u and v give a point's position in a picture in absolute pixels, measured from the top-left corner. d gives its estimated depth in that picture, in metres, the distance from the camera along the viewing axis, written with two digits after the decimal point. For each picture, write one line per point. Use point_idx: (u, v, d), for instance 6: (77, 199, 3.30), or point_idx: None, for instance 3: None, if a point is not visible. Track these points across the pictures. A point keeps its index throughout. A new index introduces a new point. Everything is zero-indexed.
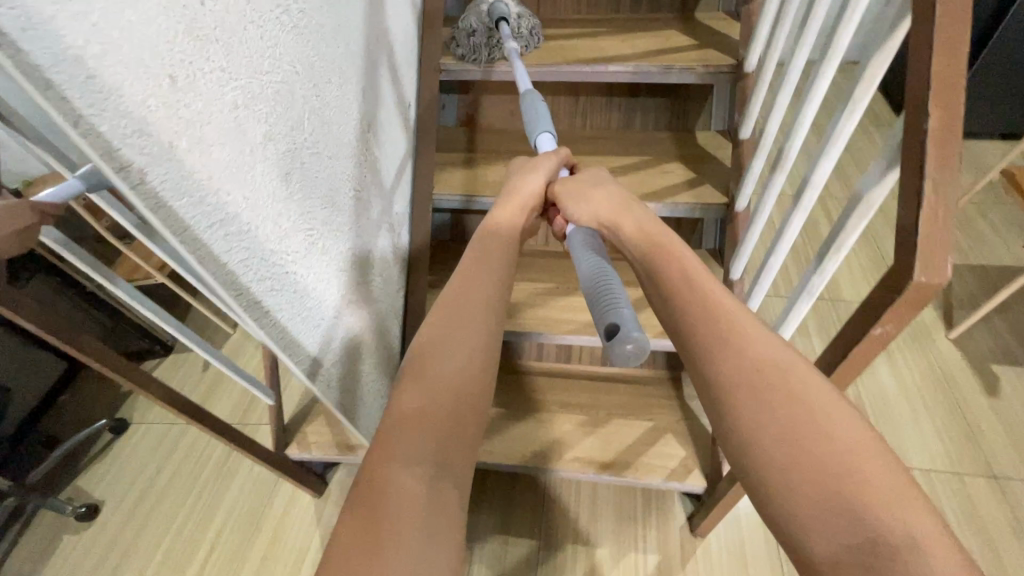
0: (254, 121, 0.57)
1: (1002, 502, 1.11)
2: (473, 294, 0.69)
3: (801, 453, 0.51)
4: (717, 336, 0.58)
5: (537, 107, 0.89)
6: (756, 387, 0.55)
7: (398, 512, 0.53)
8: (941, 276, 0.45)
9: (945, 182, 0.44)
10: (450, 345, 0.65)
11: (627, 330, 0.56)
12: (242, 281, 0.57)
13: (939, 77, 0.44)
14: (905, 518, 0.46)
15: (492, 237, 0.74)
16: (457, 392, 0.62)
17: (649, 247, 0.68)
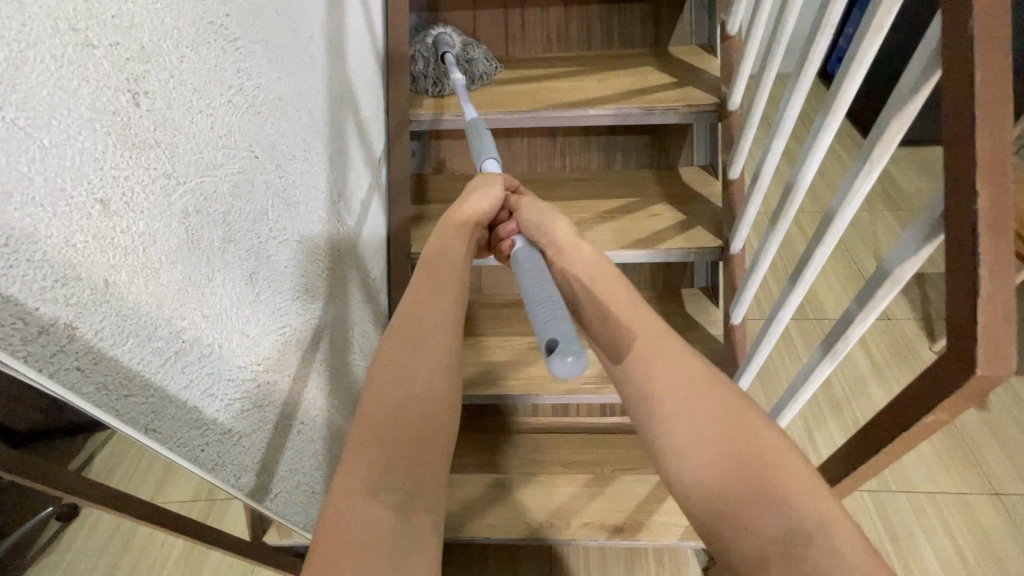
0: (210, 226, 0.49)
1: (1006, 520, 1.10)
2: (429, 307, 0.58)
3: (728, 459, 0.49)
4: (649, 358, 0.56)
5: (482, 133, 0.78)
6: (687, 389, 0.54)
7: (364, 543, 0.44)
8: (1005, 368, 0.41)
9: (1000, 269, 0.40)
10: (414, 355, 0.55)
11: (566, 341, 0.42)
12: (208, 414, 0.48)
13: (985, 153, 0.41)
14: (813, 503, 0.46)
15: (440, 254, 0.63)
16: (428, 416, 0.52)
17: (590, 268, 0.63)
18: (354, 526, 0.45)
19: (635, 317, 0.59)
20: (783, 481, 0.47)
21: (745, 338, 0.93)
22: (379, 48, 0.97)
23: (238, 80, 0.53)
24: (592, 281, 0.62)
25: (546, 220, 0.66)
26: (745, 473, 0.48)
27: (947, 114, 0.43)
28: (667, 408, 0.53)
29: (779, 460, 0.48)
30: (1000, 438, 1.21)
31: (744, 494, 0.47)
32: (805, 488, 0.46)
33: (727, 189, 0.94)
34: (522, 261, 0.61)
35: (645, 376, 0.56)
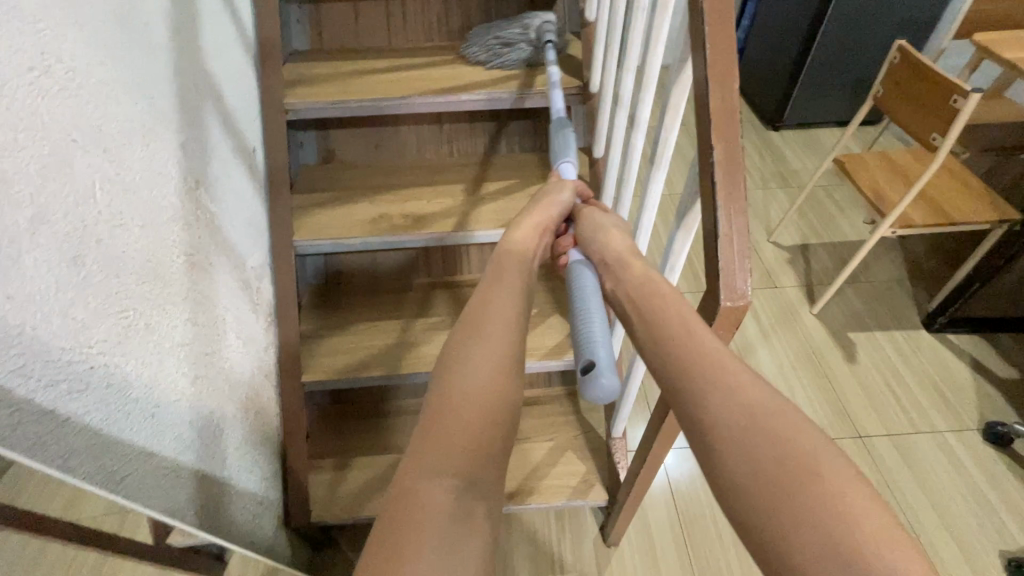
0: (12, 207, 0.49)
1: (868, 458, 1.23)
2: (501, 303, 0.67)
3: (794, 512, 0.46)
4: (710, 384, 0.55)
5: (565, 140, 0.89)
6: (750, 418, 0.52)
7: (425, 530, 0.49)
8: (743, 297, 0.48)
9: (734, 209, 0.47)
10: (475, 345, 0.62)
11: (601, 372, 0.62)
12: (21, 394, 0.49)
13: (718, 112, 0.48)
14: (901, 568, 0.42)
15: (508, 256, 0.73)
16: (489, 404, 0.58)
17: (640, 284, 0.68)
18: (424, 507, 0.51)
19: (689, 339, 0.59)
20: (871, 551, 0.43)
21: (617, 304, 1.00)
22: (249, 38, 0.97)
23: (43, 61, 0.53)
24: (637, 299, 0.67)
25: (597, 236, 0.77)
26: (825, 537, 0.44)
27: (695, 79, 0.50)
28: (729, 445, 0.51)
29: (859, 521, 0.44)
30: (865, 386, 1.35)
31: (822, 560, 0.43)
32: (883, 545, 0.43)
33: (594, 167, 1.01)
34: (578, 273, 0.76)
35: (703, 406, 0.54)
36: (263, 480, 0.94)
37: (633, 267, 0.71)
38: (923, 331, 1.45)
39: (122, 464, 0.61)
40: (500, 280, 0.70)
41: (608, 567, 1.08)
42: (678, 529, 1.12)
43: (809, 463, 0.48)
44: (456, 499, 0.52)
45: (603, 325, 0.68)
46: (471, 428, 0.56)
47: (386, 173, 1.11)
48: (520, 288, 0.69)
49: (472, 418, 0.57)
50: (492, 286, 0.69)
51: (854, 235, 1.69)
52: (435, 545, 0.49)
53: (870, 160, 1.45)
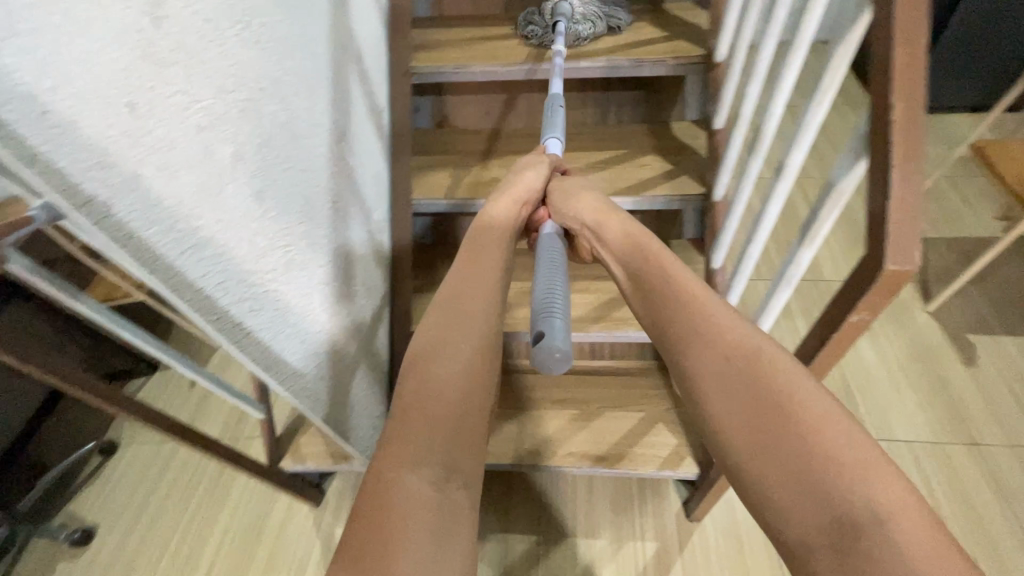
0: (222, 142, 0.56)
1: (983, 468, 1.14)
2: (472, 295, 0.72)
3: (768, 441, 0.56)
4: (697, 336, 0.64)
5: (557, 109, 0.92)
6: (731, 369, 0.60)
7: (406, 517, 0.52)
8: (912, 263, 0.46)
9: (910, 171, 0.46)
10: (451, 336, 0.67)
11: (551, 337, 0.57)
12: (220, 304, 0.57)
13: (902, 68, 0.46)
14: (868, 485, 0.50)
15: (483, 244, 0.78)
16: (464, 394, 0.62)
17: (627, 246, 0.76)
18: (401, 493, 0.54)
19: (677, 299, 0.68)
20: (832, 463, 0.52)
21: (725, 281, 0.98)
22: (382, 5, 1.02)
23: (245, 15, 0.59)
24: (628, 264, 0.75)
25: (569, 207, 0.83)
26: (793, 458, 0.54)
27: (874, 34, 0.48)
28: (713, 389, 0.61)
29: (823, 440, 0.53)
30: (985, 392, 1.24)
31: (791, 477, 0.53)
32: (853, 469, 0.51)
33: (712, 139, 0.99)
34: (548, 249, 0.79)
35: (689, 355, 0.64)
36: (375, 416, 1.02)
37: (611, 229, 0.78)
38: None
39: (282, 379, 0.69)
40: (475, 270, 0.75)
41: (689, 542, 1.09)
42: None
43: (788, 405, 0.56)
44: (437, 488, 0.55)
45: (565, 296, 0.64)
46: (447, 416, 0.60)
47: (496, 139, 1.15)
48: (494, 279, 0.74)
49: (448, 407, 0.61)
50: (466, 276, 0.74)
51: (982, 232, 1.54)
52: (422, 534, 0.52)
53: (1016, 147, 1.31)
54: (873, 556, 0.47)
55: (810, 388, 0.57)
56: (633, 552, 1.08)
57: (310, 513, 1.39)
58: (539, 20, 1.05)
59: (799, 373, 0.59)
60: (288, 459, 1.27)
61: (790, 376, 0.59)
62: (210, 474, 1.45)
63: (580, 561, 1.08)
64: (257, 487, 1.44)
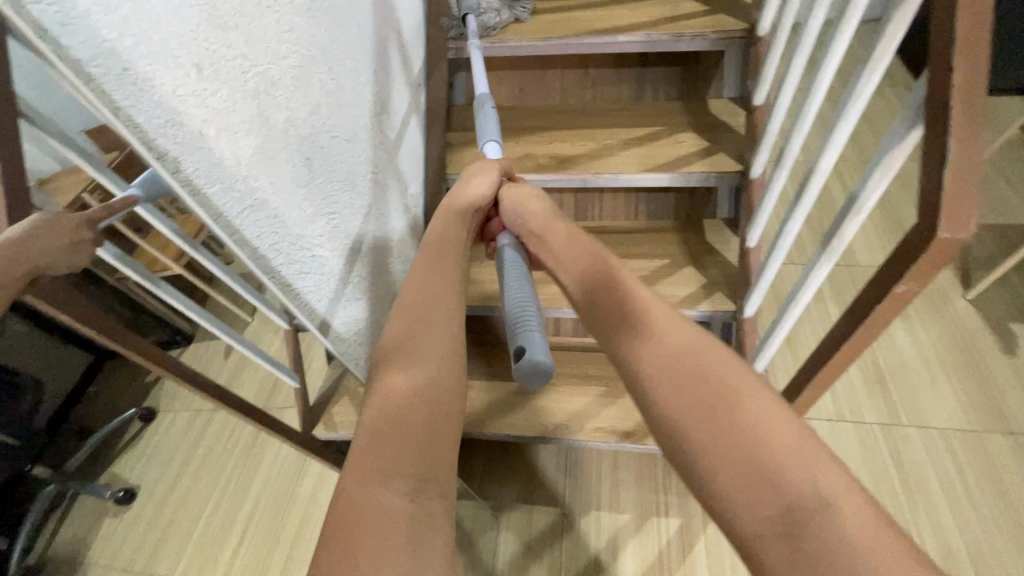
0: (276, 107, 0.58)
1: (1020, 458, 1.12)
2: (436, 298, 0.67)
3: (717, 440, 0.51)
4: (643, 336, 0.61)
5: (487, 113, 0.89)
6: (677, 367, 0.57)
7: (378, 528, 0.47)
8: (965, 231, 0.46)
9: (968, 138, 0.45)
10: (417, 334, 0.63)
11: (533, 353, 0.56)
12: (273, 264, 0.59)
13: (965, 32, 0.44)
14: (813, 476, 0.47)
15: (443, 243, 0.74)
16: (435, 395, 0.58)
17: (573, 249, 0.74)
18: (368, 505, 0.48)
19: (620, 297, 0.65)
20: (779, 454, 0.49)
21: (759, 261, 0.97)
22: None
23: None
24: (572, 265, 0.73)
25: (519, 210, 0.79)
26: (740, 454, 0.50)
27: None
28: (661, 387, 0.57)
29: (771, 429, 0.50)
30: None
31: (739, 472, 0.49)
32: (800, 461, 0.48)
33: (752, 115, 0.97)
34: (506, 258, 0.76)
35: (636, 354, 0.60)
36: None
37: (556, 235, 0.75)
38: None
39: None
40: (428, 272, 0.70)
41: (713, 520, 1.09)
42: None
43: (732, 399, 0.53)
44: (410, 500, 0.49)
45: (536, 309, 0.64)
46: (418, 423, 0.55)
47: (529, 116, 1.15)
48: (456, 276, 0.71)
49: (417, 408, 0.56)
50: (418, 282, 0.70)
51: None
52: (396, 550, 0.46)
53: None
54: (823, 547, 0.43)
55: (751, 381, 0.55)
56: (656, 528, 1.10)
57: (340, 480, 1.44)
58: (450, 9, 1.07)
59: (737, 367, 0.56)
60: (320, 427, 1.31)
61: (731, 370, 0.56)
62: (245, 440, 1.51)
63: (604, 535, 1.10)
64: (290, 453, 1.49)
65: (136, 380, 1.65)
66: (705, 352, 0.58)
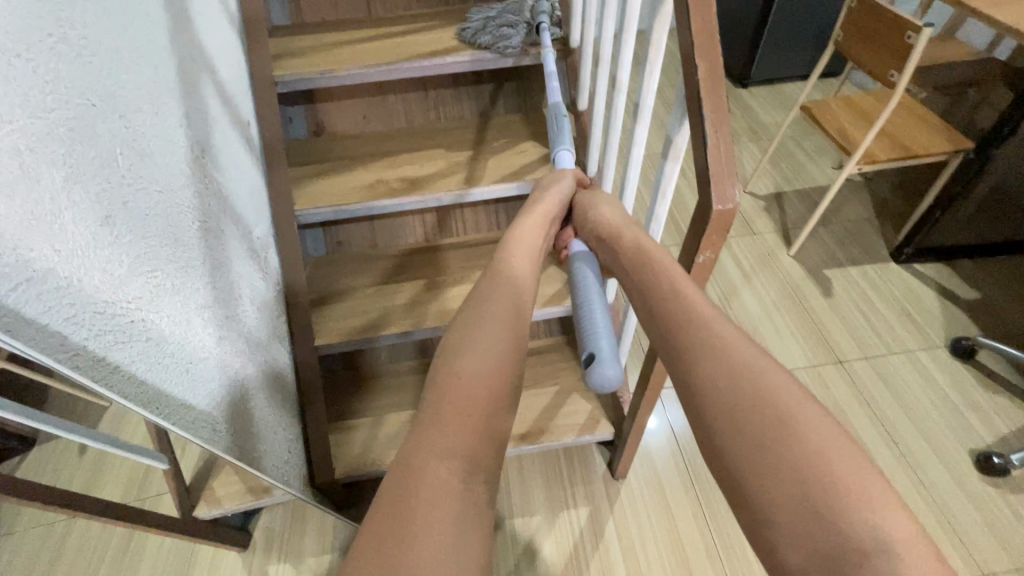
0: (49, 165, 0.51)
1: (848, 381, 1.32)
2: (509, 293, 0.72)
3: (772, 466, 0.55)
4: (706, 350, 0.63)
5: (562, 124, 0.93)
6: (742, 387, 0.59)
7: (437, 500, 0.54)
8: (732, 201, 0.53)
9: (720, 122, 0.52)
10: (480, 328, 0.68)
11: (603, 360, 0.65)
12: (75, 341, 0.52)
13: (700, 34, 0.52)
14: (875, 520, 0.50)
15: (520, 242, 0.78)
16: (493, 384, 0.64)
17: (635, 263, 0.75)
18: (429, 493, 0.55)
19: (684, 311, 0.66)
20: (837, 490, 0.52)
21: None
22: (234, 12, 0.97)
23: (59, 28, 0.55)
24: (635, 276, 0.74)
25: (591, 215, 0.84)
26: (795, 481, 0.53)
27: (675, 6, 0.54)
28: (722, 406, 0.59)
29: (830, 464, 0.53)
30: (841, 317, 1.44)
31: (793, 496, 0.53)
32: (864, 504, 0.51)
33: (580, 119, 1.06)
34: (581, 265, 0.81)
35: (696, 369, 0.63)
36: (288, 440, 0.98)
37: (625, 238, 0.77)
38: (893, 263, 1.55)
39: (166, 411, 0.64)
40: (507, 271, 0.74)
41: (618, 499, 1.16)
42: (678, 459, 1.21)
43: (798, 430, 0.56)
44: (462, 482, 0.57)
45: (605, 316, 0.70)
46: (474, 411, 0.62)
47: (378, 141, 1.14)
48: (527, 272, 0.75)
49: (480, 396, 0.63)
50: (501, 276, 0.74)
51: (824, 180, 1.78)
52: (445, 520, 0.54)
53: (835, 104, 1.52)
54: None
55: (818, 417, 0.57)
56: (568, 520, 1.13)
57: (238, 559, 1.29)
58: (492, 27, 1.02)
59: (805, 399, 0.58)
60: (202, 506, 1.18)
61: (795, 402, 0.58)
62: (116, 542, 1.30)
63: (521, 539, 1.11)
64: (173, 544, 1.32)
65: None
66: (783, 382, 0.59)
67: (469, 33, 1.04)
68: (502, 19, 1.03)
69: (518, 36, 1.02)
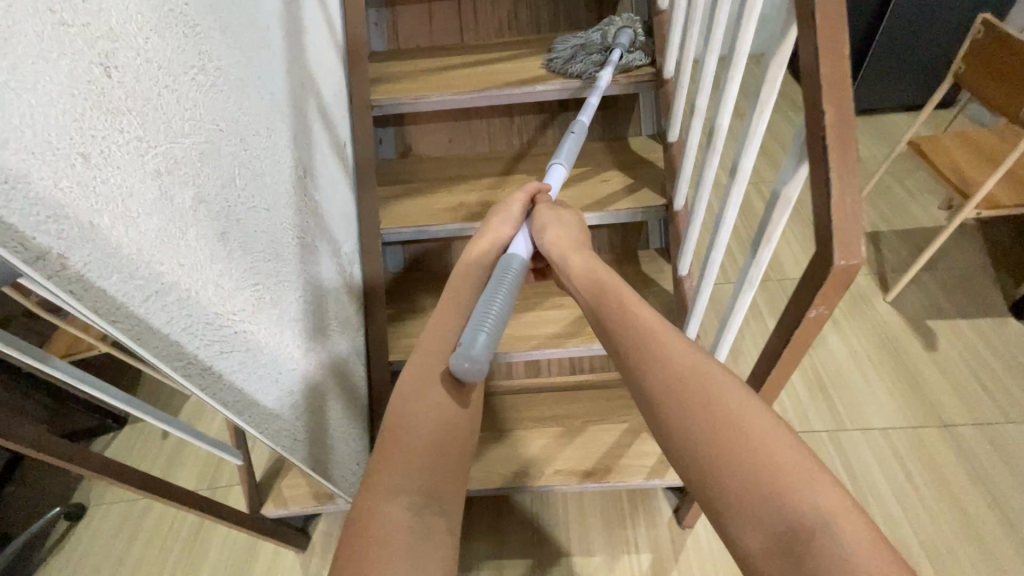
0: (182, 185, 0.56)
1: (953, 449, 1.18)
2: (444, 330, 0.67)
3: (717, 454, 0.52)
4: (646, 360, 0.59)
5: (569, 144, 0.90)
6: (678, 382, 0.56)
7: (387, 543, 0.53)
8: (857, 256, 0.49)
9: (847, 172, 0.48)
10: (423, 364, 0.65)
11: (472, 343, 0.60)
12: (189, 349, 0.56)
13: (828, 76, 0.49)
14: (816, 499, 0.47)
15: (465, 274, 0.73)
16: (439, 420, 0.62)
17: (589, 278, 0.68)
18: (383, 527, 0.54)
19: (624, 317, 0.63)
20: (783, 472, 0.49)
21: (692, 286, 1.01)
22: (339, 39, 1.04)
23: (199, 60, 0.60)
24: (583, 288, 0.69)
25: (543, 235, 0.75)
26: (741, 467, 0.50)
27: (800, 44, 0.51)
28: (667, 404, 0.56)
29: (768, 448, 0.50)
30: (948, 375, 1.30)
31: (744, 485, 0.50)
32: (806, 484, 0.48)
33: (668, 151, 1.02)
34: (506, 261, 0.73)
35: (643, 373, 0.59)
36: (357, 451, 1.00)
37: (574, 259, 0.70)
38: (1013, 319, 1.39)
39: (257, 420, 0.67)
40: (449, 305, 0.70)
41: (683, 550, 1.09)
42: None
43: (733, 417, 0.53)
44: (415, 516, 0.56)
45: (500, 316, 0.64)
46: (422, 452, 0.60)
47: (460, 164, 1.17)
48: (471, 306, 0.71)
49: (424, 436, 0.60)
50: (438, 317, 0.69)
51: (929, 221, 1.63)
52: (402, 557, 0.53)
53: (949, 140, 1.40)
54: (822, 565, 0.44)
55: (753, 404, 0.53)
56: (628, 566, 1.08)
57: (296, 559, 1.33)
58: (580, 53, 1.04)
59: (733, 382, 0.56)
60: (269, 504, 1.21)
61: (729, 392, 0.55)
62: (187, 528, 1.37)
63: None
64: (239, 534, 1.38)
65: (57, 476, 1.45)
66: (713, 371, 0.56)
67: (556, 57, 1.05)
68: (591, 46, 1.05)
69: (604, 61, 1.03)
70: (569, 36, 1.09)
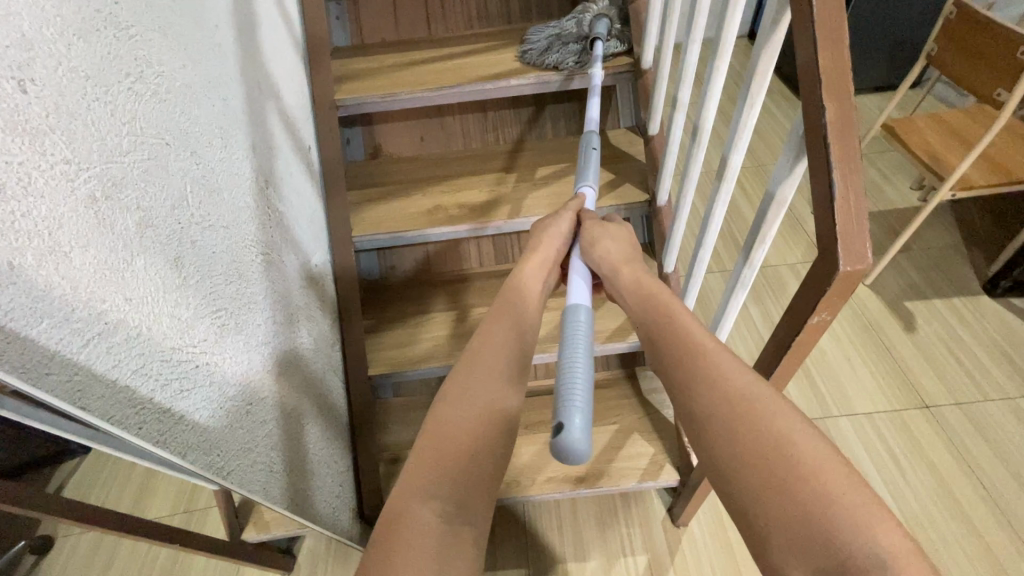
0: (123, 211, 0.49)
1: (937, 429, 1.20)
2: (494, 340, 0.65)
3: (767, 478, 0.49)
4: (698, 373, 0.57)
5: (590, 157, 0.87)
6: (730, 399, 0.54)
7: (412, 557, 0.47)
8: (863, 261, 0.47)
9: (850, 172, 0.46)
10: (471, 369, 0.62)
11: (568, 423, 0.49)
12: (142, 393, 0.50)
13: (827, 70, 0.46)
14: (872, 532, 0.44)
15: (518, 285, 0.72)
16: (481, 423, 0.57)
17: (642, 295, 0.68)
18: (408, 538, 0.48)
19: (677, 333, 0.62)
20: (835, 502, 0.46)
21: (678, 282, 0.98)
22: (297, 34, 0.96)
23: (136, 67, 0.53)
24: (635, 306, 0.68)
25: (594, 251, 0.75)
26: (789, 494, 0.48)
27: (795, 35, 0.48)
28: (715, 424, 0.54)
29: (820, 474, 0.48)
30: (928, 356, 1.31)
31: (795, 514, 0.47)
32: (861, 515, 0.45)
33: (649, 144, 0.99)
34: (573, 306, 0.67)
35: (692, 388, 0.57)
36: (340, 474, 0.96)
37: (623, 272, 0.71)
38: (985, 297, 1.41)
39: (226, 458, 0.62)
40: (498, 317, 0.68)
41: (678, 548, 1.08)
42: None
43: (784, 440, 0.50)
44: (445, 524, 0.50)
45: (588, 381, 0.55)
46: (459, 454, 0.55)
47: (434, 164, 1.11)
48: (527, 319, 0.69)
49: (462, 440, 0.56)
50: (490, 324, 0.67)
51: (902, 203, 1.65)
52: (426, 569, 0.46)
53: (922, 122, 1.40)
54: None
55: (805, 429, 0.51)
56: (624, 568, 1.06)
57: None
58: (556, 44, 0.99)
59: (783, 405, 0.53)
60: (251, 530, 1.17)
61: (781, 414, 0.52)
62: (164, 558, 1.32)
63: None
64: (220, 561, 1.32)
65: None
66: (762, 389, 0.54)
67: (530, 49, 1.01)
68: (566, 36, 1.00)
69: (581, 52, 0.99)
70: (542, 26, 1.04)
